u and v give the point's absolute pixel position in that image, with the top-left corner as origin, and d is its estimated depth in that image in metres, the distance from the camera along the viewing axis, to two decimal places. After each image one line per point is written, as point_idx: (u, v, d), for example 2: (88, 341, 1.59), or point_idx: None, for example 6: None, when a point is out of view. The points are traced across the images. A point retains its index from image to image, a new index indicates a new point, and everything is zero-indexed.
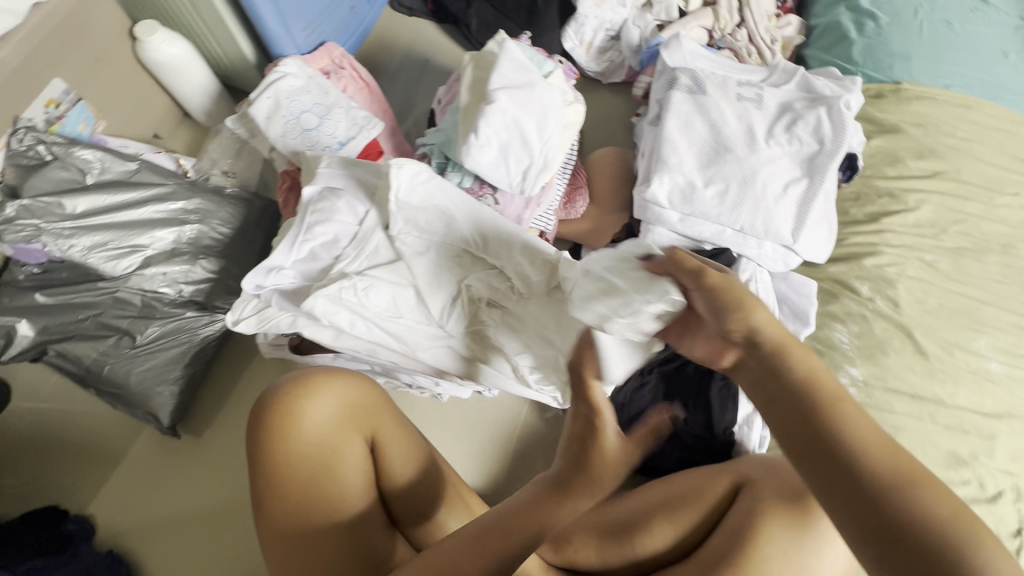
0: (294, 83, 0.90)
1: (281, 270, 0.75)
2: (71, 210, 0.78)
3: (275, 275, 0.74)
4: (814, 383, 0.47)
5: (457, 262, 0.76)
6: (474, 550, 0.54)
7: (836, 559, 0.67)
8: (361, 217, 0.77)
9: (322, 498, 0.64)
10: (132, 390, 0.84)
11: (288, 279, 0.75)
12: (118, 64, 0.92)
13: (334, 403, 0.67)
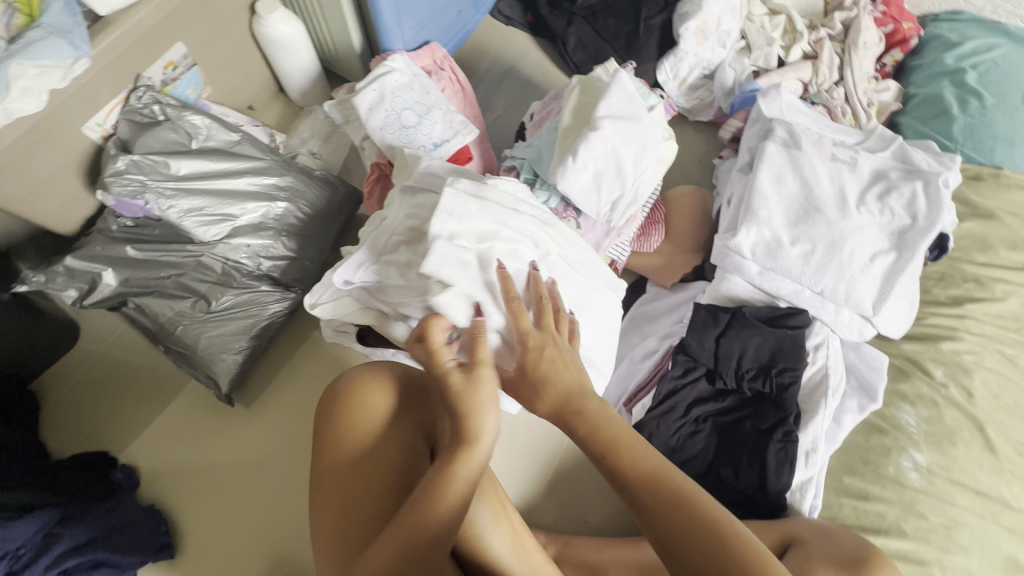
0: (399, 79, 0.92)
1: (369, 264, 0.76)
2: (175, 171, 0.81)
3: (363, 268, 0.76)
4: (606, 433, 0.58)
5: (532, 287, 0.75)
6: (427, 507, 0.57)
7: None
8: None
9: (376, 476, 0.66)
10: (199, 353, 0.86)
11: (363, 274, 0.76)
12: (233, 36, 0.94)
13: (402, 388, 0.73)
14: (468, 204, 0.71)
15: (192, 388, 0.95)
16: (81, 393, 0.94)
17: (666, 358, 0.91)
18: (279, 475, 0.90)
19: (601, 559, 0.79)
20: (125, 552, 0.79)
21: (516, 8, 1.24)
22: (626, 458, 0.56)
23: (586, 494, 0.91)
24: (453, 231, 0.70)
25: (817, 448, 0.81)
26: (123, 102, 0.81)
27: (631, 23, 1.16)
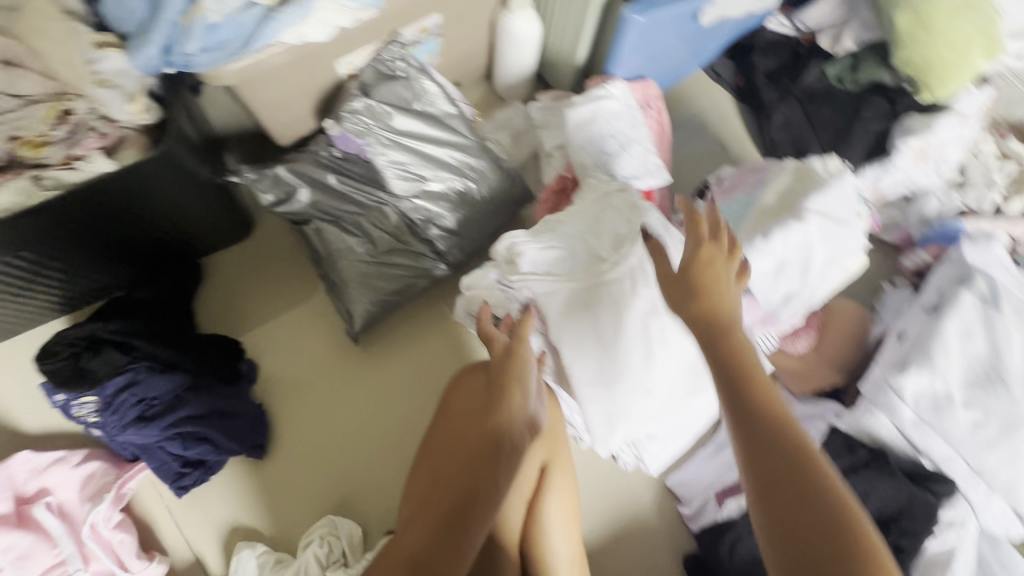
0: (615, 106, 0.93)
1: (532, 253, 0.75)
2: (397, 125, 0.86)
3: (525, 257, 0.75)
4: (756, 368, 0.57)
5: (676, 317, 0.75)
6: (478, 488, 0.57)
7: None
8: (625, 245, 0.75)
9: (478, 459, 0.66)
10: (349, 289, 0.92)
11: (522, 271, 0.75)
12: (476, 20, 0.99)
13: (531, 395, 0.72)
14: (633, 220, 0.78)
15: (320, 311, 1.01)
16: (232, 281, 1.02)
17: None
18: (371, 417, 0.95)
19: None
20: (223, 436, 0.86)
21: (730, 70, 1.23)
22: (756, 393, 0.55)
23: (643, 564, 0.88)
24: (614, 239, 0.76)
25: None
26: (376, 51, 0.88)
27: (847, 121, 1.11)
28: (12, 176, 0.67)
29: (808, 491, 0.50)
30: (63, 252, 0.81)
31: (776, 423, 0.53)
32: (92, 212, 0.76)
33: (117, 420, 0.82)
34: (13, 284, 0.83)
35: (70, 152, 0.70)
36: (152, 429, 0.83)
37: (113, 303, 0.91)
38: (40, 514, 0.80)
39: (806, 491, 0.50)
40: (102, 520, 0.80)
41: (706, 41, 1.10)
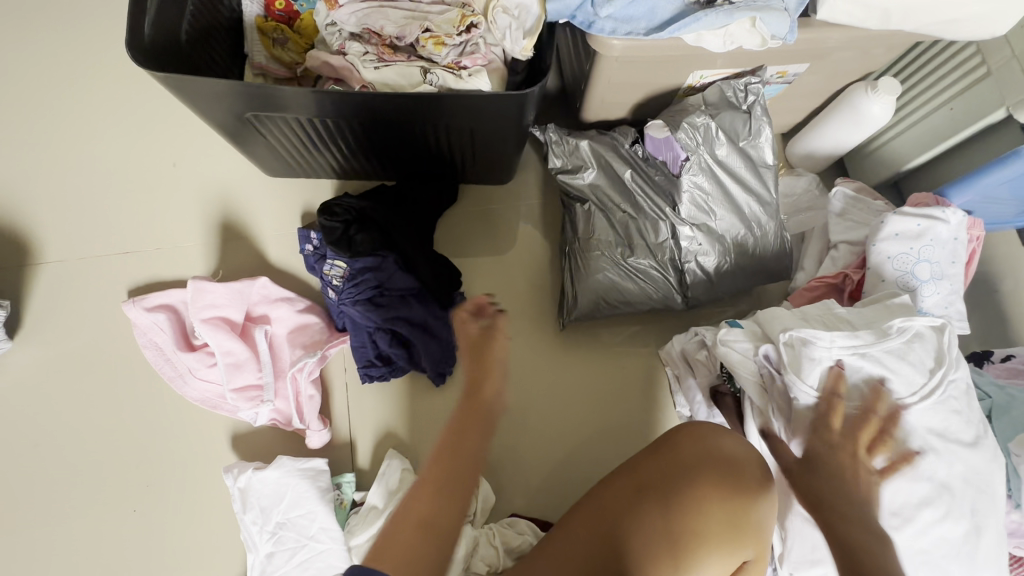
0: (942, 233, 0.83)
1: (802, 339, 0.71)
2: (719, 154, 0.86)
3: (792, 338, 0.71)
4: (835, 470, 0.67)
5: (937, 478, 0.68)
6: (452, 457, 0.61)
7: None
8: (913, 382, 0.70)
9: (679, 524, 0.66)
10: (587, 279, 0.90)
11: (798, 369, 0.70)
12: (829, 83, 0.93)
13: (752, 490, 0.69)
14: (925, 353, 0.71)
15: (535, 280, 1.01)
16: (471, 216, 1.05)
17: None
18: (542, 404, 0.94)
19: None
20: (423, 352, 0.89)
21: None
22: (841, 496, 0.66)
23: None
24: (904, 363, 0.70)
25: None
26: (732, 75, 0.85)
27: None
28: (405, 61, 0.75)
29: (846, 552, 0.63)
30: (373, 134, 0.85)
31: (847, 518, 0.65)
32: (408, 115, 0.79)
33: (352, 293, 0.88)
34: (324, 141, 0.90)
35: (458, 59, 0.75)
36: (375, 315, 0.87)
37: (382, 191, 0.96)
38: (260, 337, 0.88)
39: (848, 547, 0.63)
40: (304, 371, 0.86)
41: None
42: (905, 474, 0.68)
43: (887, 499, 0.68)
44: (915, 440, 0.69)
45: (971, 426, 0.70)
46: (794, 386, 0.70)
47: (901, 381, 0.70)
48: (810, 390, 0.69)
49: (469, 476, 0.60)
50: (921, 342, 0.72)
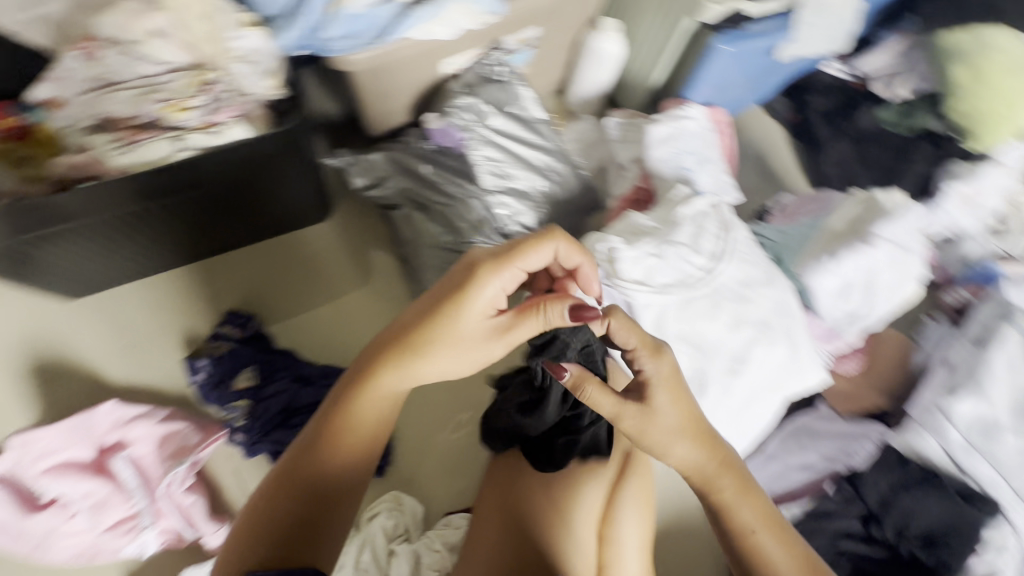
0: (692, 127, 1.00)
1: (617, 246, 0.81)
2: (493, 125, 0.94)
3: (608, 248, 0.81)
4: (682, 432, 0.62)
5: (751, 313, 0.82)
6: (326, 450, 0.61)
7: None
8: (706, 251, 0.84)
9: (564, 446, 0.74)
10: (429, 275, 0.95)
11: (619, 274, 0.80)
12: (565, 37, 1.06)
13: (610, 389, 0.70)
14: (711, 226, 0.86)
15: (391, 293, 1.03)
16: (306, 259, 1.03)
17: (828, 481, 0.90)
18: (434, 408, 0.95)
19: None
20: None
21: (787, 106, 1.30)
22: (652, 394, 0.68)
23: (682, 566, 0.91)
24: (696, 239, 0.85)
25: None
26: (478, 56, 0.95)
27: (894, 160, 1.19)
28: (155, 135, 0.74)
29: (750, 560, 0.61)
30: (165, 218, 0.84)
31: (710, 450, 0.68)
32: (188, 193, 0.79)
33: (217, 395, 0.86)
34: (140, 237, 0.86)
35: (208, 118, 0.75)
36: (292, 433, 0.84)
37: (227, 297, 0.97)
38: (120, 466, 0.81)
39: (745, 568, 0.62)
40: (176, 483, 0.81)
41: (771, 77, 1.17)
42: (726, 325, 0.81)
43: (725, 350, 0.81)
44: (729, 293, 0.82)
45: (760, 267, 0.85)
46: (621, 288, 0.80)
47: (702, 253, 0.84)
48: (635, 286, 0.80)
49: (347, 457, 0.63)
50: (705, 218, 0.87)
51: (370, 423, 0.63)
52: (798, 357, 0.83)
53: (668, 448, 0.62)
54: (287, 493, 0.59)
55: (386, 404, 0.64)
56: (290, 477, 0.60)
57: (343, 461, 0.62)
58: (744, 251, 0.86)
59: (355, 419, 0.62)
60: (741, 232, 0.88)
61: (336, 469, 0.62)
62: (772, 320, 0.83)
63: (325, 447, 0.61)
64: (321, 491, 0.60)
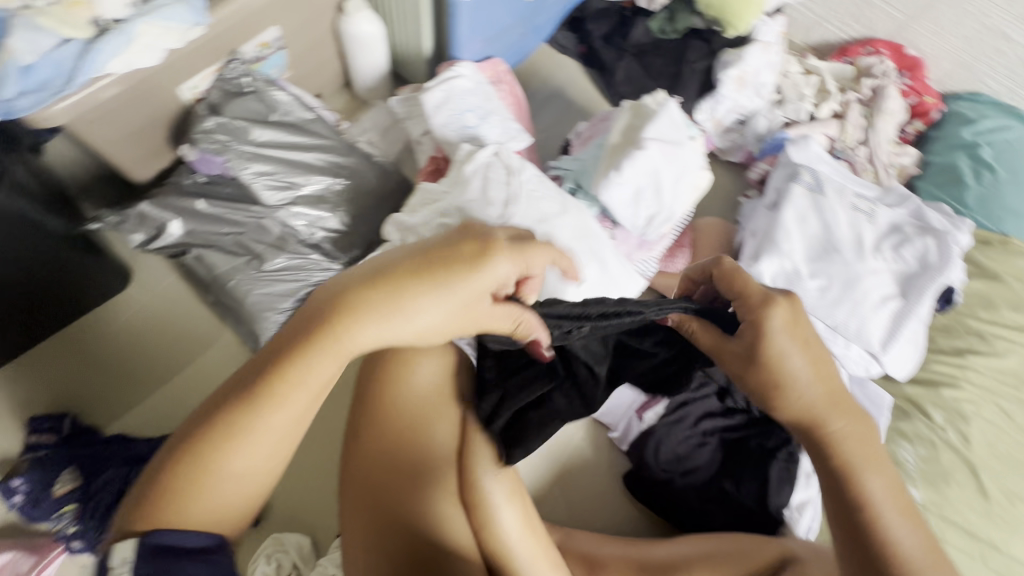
0: (465, 84, 1.01)
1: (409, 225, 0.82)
2: (255, 137, 0.89)
3: None
4: (826, 405, 0.57)
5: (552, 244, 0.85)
6: (248, 425, 0.49)
7: None
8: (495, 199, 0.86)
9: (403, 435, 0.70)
10: (245, 308, 0.91)
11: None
12: (318, 29, 1.03)
13: (417, 363, 0.72)
14: (498, 174, 0.88)
15: (222, 335, 0.99)
16: (123, 332, 0.98)
17: None
18: None
19: (600, 554, 0.81)
20: None
21: (572, 40, 1.34)
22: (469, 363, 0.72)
23: (582, 499, 0.93)
24: (486, 191, 0.86)
25: (817, 471, 0.86)
26: (218, 71, 0.90)
27: (675, 65, 1.26)
28: None
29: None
30: None
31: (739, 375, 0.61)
32: None
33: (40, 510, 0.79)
34: None
35: None
36: None
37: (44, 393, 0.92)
38: None
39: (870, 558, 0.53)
40: None
41: (539, 17, 1.20)
42: None
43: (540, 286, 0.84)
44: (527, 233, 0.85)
45: (553, 199, 0.89)
46: None
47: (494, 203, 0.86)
48: None
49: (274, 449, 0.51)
50: (492, 169, 0.89)
51: (302, 407, 0.51)
52: (607, 270, 0.88)
53: (789, 388, 0.57)
54: (215, 445, 0.49)
55: (324, 379, 0.52)
56: (224, 434, 0.49)
57: (283, 427, 0.51)
58: (533, 189, 0.88)
59: (307, 372, 0.51)
60: (528, 171, 0.90)
61: (254, 468, 0.50)
62: (574, 244, 0.87)
63: (266, 404, 0.50)
64: (248, 463, 0.49)
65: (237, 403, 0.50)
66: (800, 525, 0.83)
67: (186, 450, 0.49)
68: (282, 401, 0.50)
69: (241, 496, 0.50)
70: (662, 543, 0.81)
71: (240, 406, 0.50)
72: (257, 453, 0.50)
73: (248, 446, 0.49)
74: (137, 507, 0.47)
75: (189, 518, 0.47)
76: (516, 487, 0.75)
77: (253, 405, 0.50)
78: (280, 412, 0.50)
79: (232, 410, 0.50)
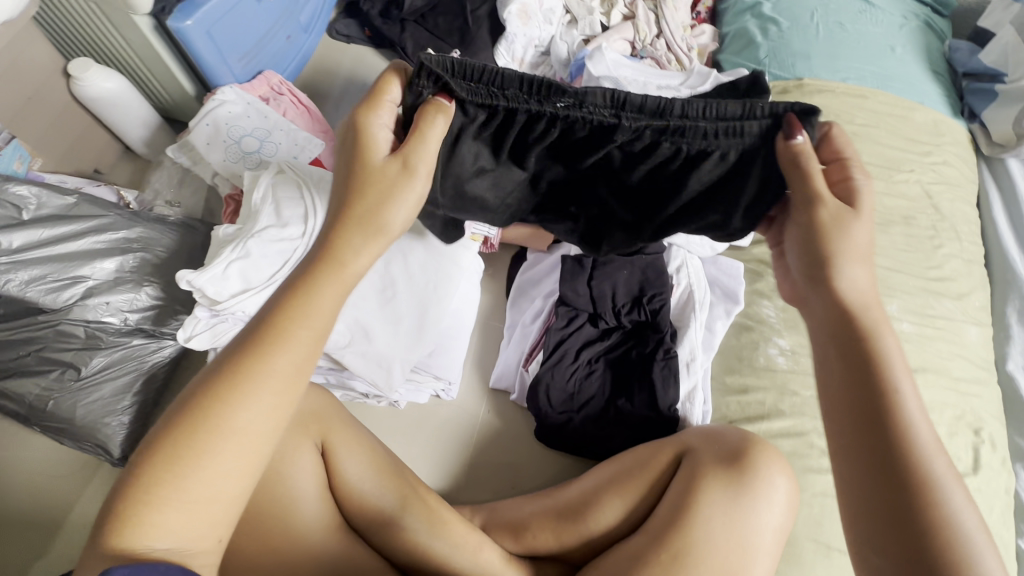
0: (233, 110, 0.93)
1: (206, 278, 0.73)
2: (8, 245, 0.80)
3: (208, 282, 0.73)
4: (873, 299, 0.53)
5: None
6: (244, 380, 0.43)
7: (779, 483, 0.71)
8: (290, 220, 0.80)
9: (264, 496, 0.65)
10: (79, 424, 0.83)
11: (218, 301, 0.75)
12: (52, 102, 0.93)
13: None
14: (289, 189, 0.83)
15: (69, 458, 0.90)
16: None
17: (552, 316, 0.96)
18: None
19: (524, 516, 0.80)
20: None
21: (353, 26, 1.28)
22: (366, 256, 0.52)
23: (503, 466, 0.92)
24: (279, 211, 0.81)
25: (695, 357, 0.88)
26: None
27: (459, 19, 1.23)
28: None
29: (895, 477, 0.48)
30: None
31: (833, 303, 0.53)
32: None
33: None
34: None
35: None
36: None
37: None
38: None
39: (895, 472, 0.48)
40: None
41: (301, 14, 1.13)
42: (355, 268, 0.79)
43: (369, 288, 0.80)
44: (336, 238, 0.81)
45: None
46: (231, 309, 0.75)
47: (295, 222, 0.80)
48: (241, 299, 0.74)
49: (281, 407, 0.45)
50: (281, 188, 0.83)
51: (304, 347, 0.46)
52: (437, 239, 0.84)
53: (847, 262, 0.53)
54: (203, 426, 0.41)
55: (315, 326, 0.47)
56: (214, 398, 0.42)
57: (276, 391, 0.44)
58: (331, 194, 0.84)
59: (304, 307, 0.47)
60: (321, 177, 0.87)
61: (256, 430, 0.43)
62: None
63: (252, 366, 0.44)
64: (241, 439, 0.42)
65: (228, 370, 0.43)
66: (693, 413, 0.87)
67: (178, 423, 0.42)
68: (283, 353, 0.45)
69: (239, 479, 0.43)
70: (575, 482, 0.81)
71: (228, 376, 0.43)
72: (252, 412, 0.43)
73: (239, 414, 0.42)
74: (102, 528, 0.39)
75: (181, 503, 0.40)
76: (408, 489, 0.73)
77: (239, 366, 0.44)
78: (277, 365, 0.44)
79: (222, 376, 0.43)
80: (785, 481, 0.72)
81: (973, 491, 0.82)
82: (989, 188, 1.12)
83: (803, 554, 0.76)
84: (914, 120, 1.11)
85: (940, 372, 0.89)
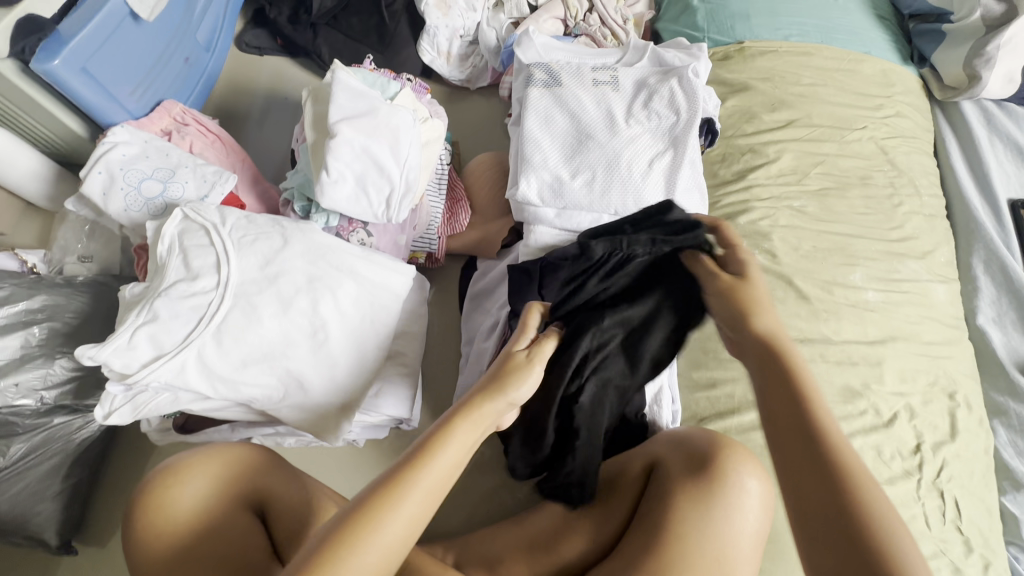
0: (128, 152, 0.85)
1: (111, 349, 0.66)
2: None
3: (113, 350, 0.67)
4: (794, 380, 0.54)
5: (286, 279, 0.75)
6: (377, 521, 0.50)
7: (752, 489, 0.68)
8: (199, 269, 0.73)
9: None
10: (4, 517, 0.76)
11: (128, 374, 0.68)
12: None
13: (180, 483, 0.62)
14: (196, 233, 0.75)
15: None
16: None
17: (506, 328, 0.86)
18: None
19: (495, 550, 0.76)
20: None
21: (263, 36, 1.18)
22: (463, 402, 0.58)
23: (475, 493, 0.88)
24: (188, 261, 0.73)
25: None
26: None
27: (375, 15, 1.14)
28: None
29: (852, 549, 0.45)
30: None
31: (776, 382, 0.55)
32: None
33: None
34: None
35: None
36: None
37: None
38: None
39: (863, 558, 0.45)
40: None
41: (196, 31, 1.03)
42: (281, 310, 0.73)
43: (298, 332, 0.73)
44: (254, 281, 0.74)
45: (271, 233, 0.77)
46: (144, 380, 0.68)
47: (207, 269, 0.73)
48: (154, 367, 0.67)
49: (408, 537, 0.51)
50: (188, 234, 0.75)
51: (436, 485, 0.53)
52: (364, 266, 0.79)
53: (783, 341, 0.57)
54: (343, 548, 0.48)
55: (451, 463, 0.55)
56: (357, 529, 0.49)
57: (408, 523, 0.51)
58: (242, 233, 0.76)
59: (437, 457, 0.54)
60: (227, 215, 0.78)
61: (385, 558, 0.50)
62: (308, 263, 0.76)
63: (389, 503, 0.51)
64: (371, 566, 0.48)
65: (366, 508, 0.50)
66: (663, 415, 0.82)
67: (325, 547, 0.48)
68: (416, 493, 0.52)
69: None
70: (546, 507, 0.77)
71: (371, 512, 0.50)
72: (376, 549, 0.49)
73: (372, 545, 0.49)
74: None
75: None
76: None
77: (380, 503, 0.51)
78: (408, 506, 0.51)
79: (363, 512, 0.50)
80: (760, 485, 0.68)
81: (953, 459, 0.80)
82: (946, 135, 1.08)
83: (785, 549, 0.74)
84: (862, 73, 1.06)
85: (911, 338, 0.86)
